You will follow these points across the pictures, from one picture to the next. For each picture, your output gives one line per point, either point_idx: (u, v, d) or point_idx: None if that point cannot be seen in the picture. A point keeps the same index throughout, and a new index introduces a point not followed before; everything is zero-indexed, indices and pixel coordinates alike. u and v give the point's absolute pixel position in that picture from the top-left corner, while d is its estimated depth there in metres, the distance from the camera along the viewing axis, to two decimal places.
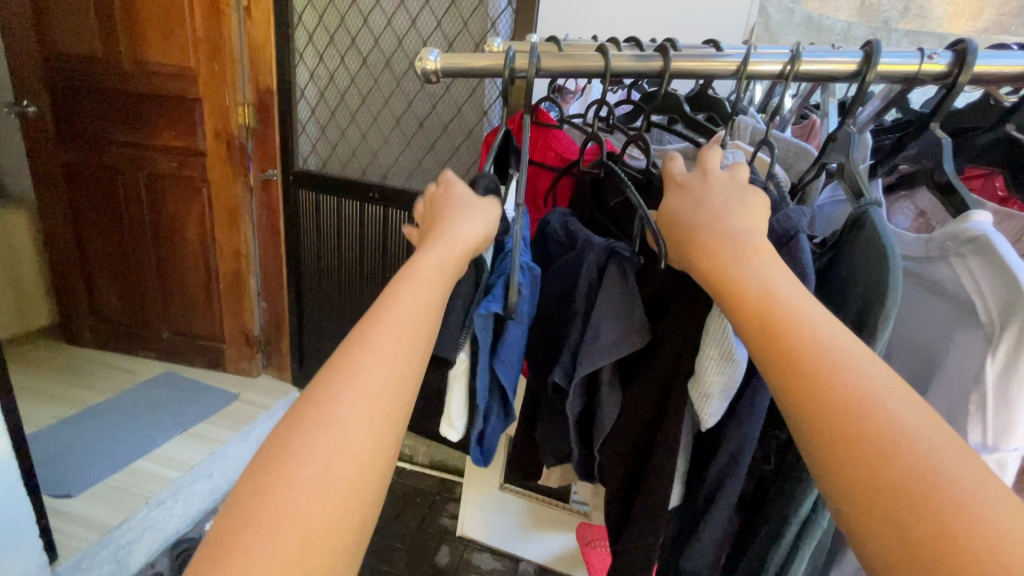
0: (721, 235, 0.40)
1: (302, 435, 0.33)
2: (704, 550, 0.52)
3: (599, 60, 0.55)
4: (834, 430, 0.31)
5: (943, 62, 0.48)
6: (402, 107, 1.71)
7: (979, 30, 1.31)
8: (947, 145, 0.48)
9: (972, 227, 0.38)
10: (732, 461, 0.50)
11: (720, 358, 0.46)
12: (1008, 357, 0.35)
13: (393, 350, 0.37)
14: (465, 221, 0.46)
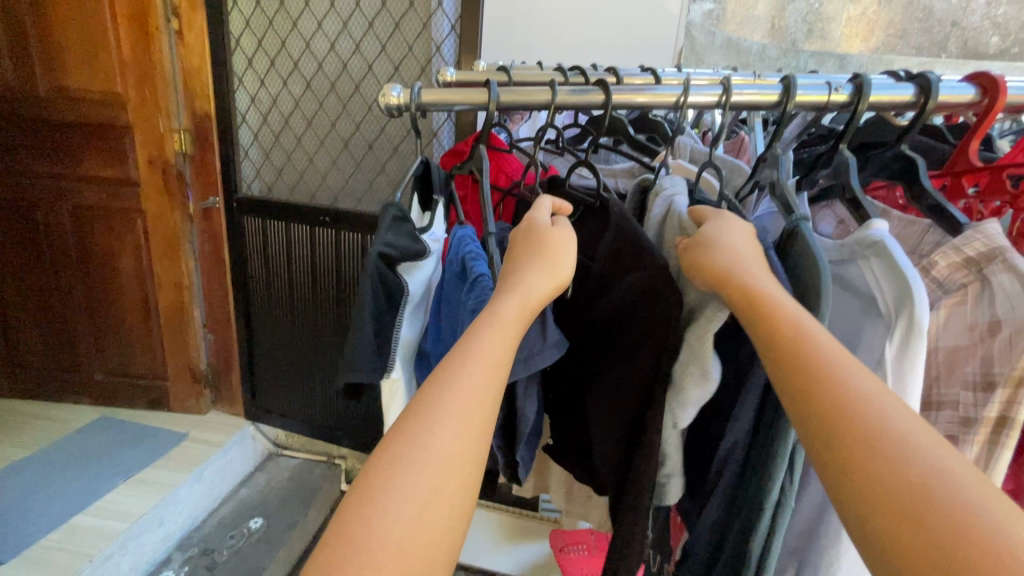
0: (747, 268, 0.46)
1: (392, 466, 0.38)
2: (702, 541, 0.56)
3: (547, 93, 0.60)
4: (853, 425, 0.33)
5: (846, 93, 0.56)
6: (349, 130, 1.71)
7: (870, 49, 1.52)
8: (853, 164, 0.55)
9: (872, 234, 0.45)
10: (727, 458, 0.52)
11: (700, 375, 0.51)
12: (903, 342, 0.41)
13: (478, 383, 0.43)
14: (554, 262, 0.53)
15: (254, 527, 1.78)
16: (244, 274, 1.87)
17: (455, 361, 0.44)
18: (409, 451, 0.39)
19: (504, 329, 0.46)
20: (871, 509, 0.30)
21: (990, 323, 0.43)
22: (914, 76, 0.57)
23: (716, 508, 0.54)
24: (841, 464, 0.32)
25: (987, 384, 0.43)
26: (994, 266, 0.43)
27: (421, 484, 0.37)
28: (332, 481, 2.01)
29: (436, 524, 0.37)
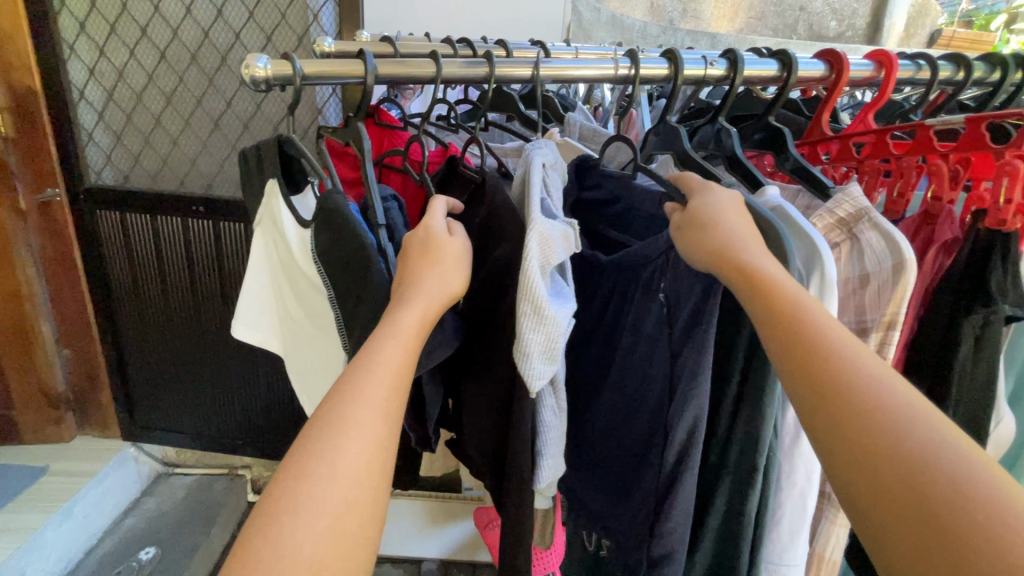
0: (737, 241, 0.44)
1: (294, 484, 0.35)
2: (681, 528, 0.52)
3: (431, 66, 0.57)
4: (866, 421, 0.35)
5: (721, 68, 0.59)
6: (219, 108, 1.53)
7: (735, 30, 1.67)
8: (732, 134, 0.58)
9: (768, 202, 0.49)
10: (691, 435, 0.50)
11: (534, 313, 0.47)
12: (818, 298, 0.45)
13: (383, 390, 0.40)
14: (447, 269, 0.50)
15: (145, 559, 1.59)
16: (104, 276, 1.62)
17: (356, 370, 0.41)
18: (317, 466, 0.36)
19: (402, 337, 0.43)
20: (868, 474, 0.34)
21: (861, 277, 0.46)
22: (776, 52, 0.61)
23: (690, 490, 0.51)
24: (855, 443, 0.35)
25: (860, 330, 0.48)
26: (862, 225, 0.46)
27: (331, 500, 0.35)
28: (236, 494, 1.85)
29: (351, 539, 0.35)
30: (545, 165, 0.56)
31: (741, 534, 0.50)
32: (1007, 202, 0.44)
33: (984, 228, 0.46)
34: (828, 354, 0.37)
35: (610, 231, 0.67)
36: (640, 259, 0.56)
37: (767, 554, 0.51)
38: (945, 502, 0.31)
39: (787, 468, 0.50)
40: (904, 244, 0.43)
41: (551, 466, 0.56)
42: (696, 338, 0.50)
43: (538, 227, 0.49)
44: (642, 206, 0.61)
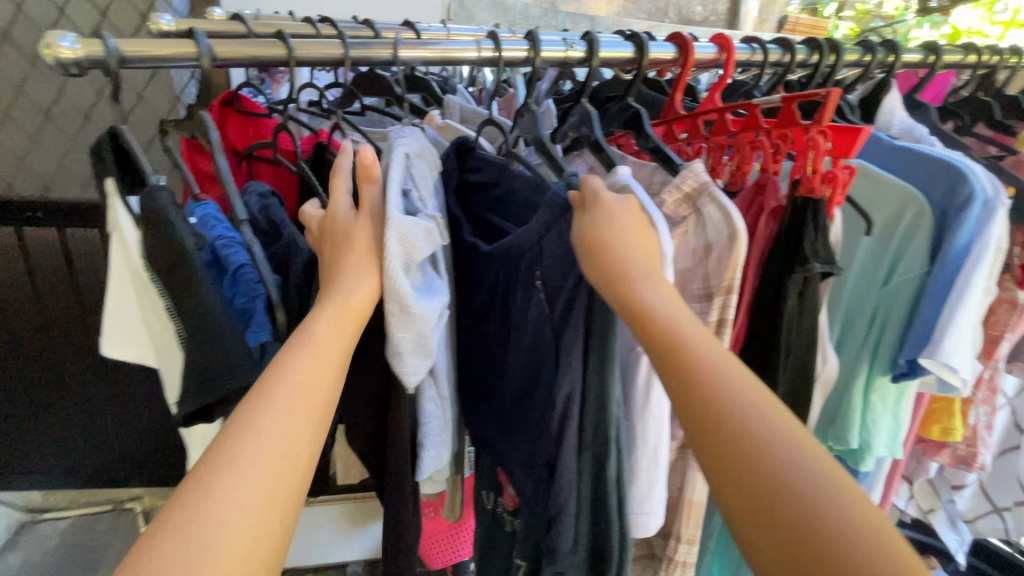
0: (622, 262, 0.43)
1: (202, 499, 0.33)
2: (567, 485, 0.54)
3: (282, 47, 0.53)
4: (733, 441, 0.36)
5: (580, 49, 0.61)
6: (50, 94, 1.31)
7: (614, 13, 1.73)
8: (594, 116, 0.60)
9: (619, 179, 0.50)
10: (569, 401, 0.52)
11: (401, 313, 0.46)
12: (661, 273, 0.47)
13: (296, 408, 0.39)
14: (358, 260, 0.48)
15: None
16: None
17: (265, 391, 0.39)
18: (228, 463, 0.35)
19: (314, 349, 0.42)
20: (735, 493, 0.35)
21: (705, 247, 0.51)
22: (630, 34, 0.64)
23: (570, 453, 0.53)
24: (728, 462, 0.35)
25: (708, 295, 0.52)
26: (703, 199, 0.50)
27: (236, 495, 0.34)
28: (123, 531, 1.65)
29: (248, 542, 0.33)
30: (408, 153, 0.54)
31: (608, 497, 0.53)
32: (815, 174, 0.51)
33: (798, 197, 0.52)
34: (704, 378, 0.38)
35: (492, 217, 0.64)
36: (515, 250, 0.54)
37: (630, 504, 0.55)
38: (793, 524, 0.32)
39: (639, 428, 0.54)
40: (739, 216, 0.48)
41: (433, 452, 0.56)
42: (569, 322, 0.52)
43: (394, 225, 0.46)
44: (519, 191, 0.58)
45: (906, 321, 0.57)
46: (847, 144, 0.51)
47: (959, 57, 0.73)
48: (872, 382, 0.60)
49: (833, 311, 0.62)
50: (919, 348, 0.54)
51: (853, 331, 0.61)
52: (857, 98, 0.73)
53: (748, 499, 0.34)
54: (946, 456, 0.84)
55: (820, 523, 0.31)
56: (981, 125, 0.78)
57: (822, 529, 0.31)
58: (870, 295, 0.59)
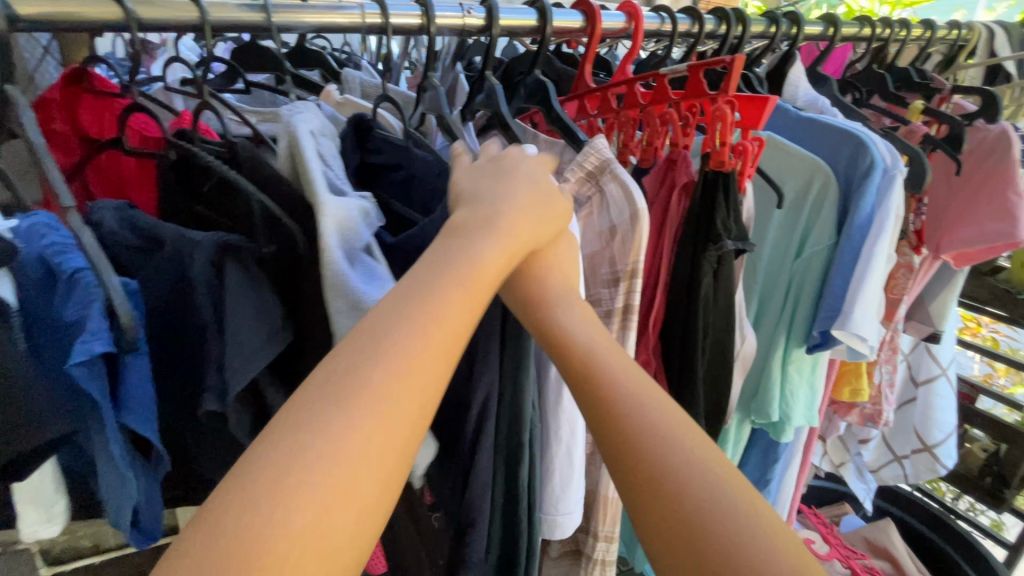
0: (538, 287, 0.41)
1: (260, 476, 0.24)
2: (483, 496, 0.49)
3: (112, 6, 0.42)
4: (649, 476, 0.31)
5: (479, 16, 0.55)
6: None
7: None
8: (498, 90, 0.55)
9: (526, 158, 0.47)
10: (484, 406, 0.48)
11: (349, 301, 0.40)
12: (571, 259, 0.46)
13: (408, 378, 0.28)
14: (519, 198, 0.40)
15: None
16: None
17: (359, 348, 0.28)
18: (308, 429, 0.25)
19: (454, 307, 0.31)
20: (656, 535, 0.30)
21: (609, 228, 0.48)
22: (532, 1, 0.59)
23: (489, 461, 0.49)
24: (648, 498, 0.31)
25: (614, 279, 0.50)
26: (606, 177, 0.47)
27: (320, 480, 0.24)
28: None
29: (332, 544, 0.24)
30: (315, 132, 0.49)
31: (518, 500, 0.50)
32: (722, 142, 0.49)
33: (709, 170, 0.50)
34: (620, 404, 0.34)
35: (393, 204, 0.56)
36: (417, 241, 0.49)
37: (541, 505, 0.53)
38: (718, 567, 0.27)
39: (554, 424, 0.52)
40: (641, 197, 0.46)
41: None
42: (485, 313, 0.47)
43: (333, 209, 0.42)
44: (421, 176, 0.53)
45: (818, 293, 0.58)
46: (756, 115, 0.50)
47: (855, 30, 0.75)
48: (789, 355, 0.60)
49: (750, 288, 0.62)
50: (831, 318, 0.54)
51: (770, 306, 0.61)
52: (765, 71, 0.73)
53: (670, 542, 0.29)
54: (855, 415, 0.89)
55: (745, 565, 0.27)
56: (876, 98, 0.81)
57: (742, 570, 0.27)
58: (783, 269, 0.60)
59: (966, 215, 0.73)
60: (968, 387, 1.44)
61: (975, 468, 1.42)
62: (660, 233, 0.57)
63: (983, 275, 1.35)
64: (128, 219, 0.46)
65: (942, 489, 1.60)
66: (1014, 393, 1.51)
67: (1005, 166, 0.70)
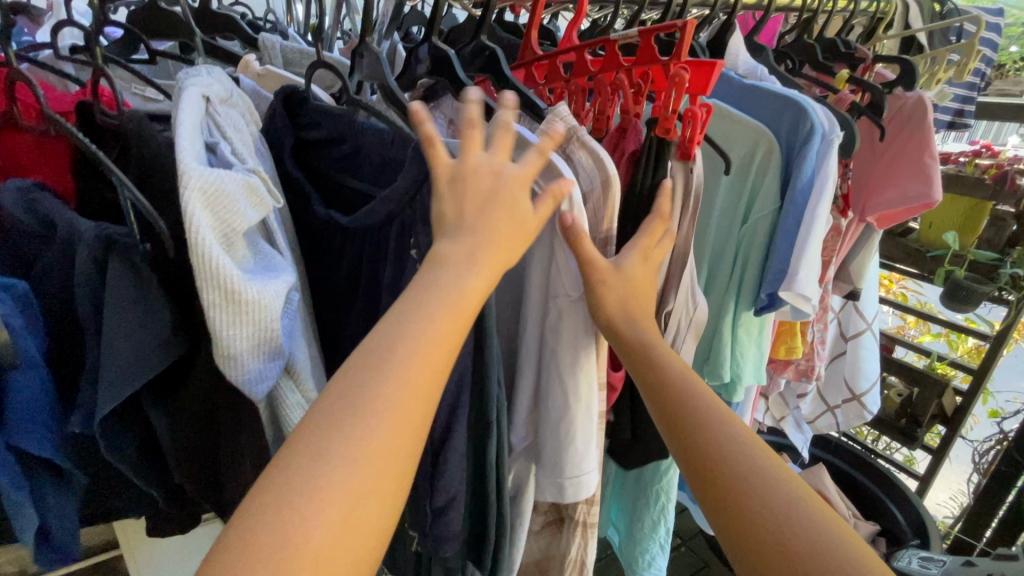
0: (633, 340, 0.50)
1: (310, 467, 0.29)
2: (455, 482, 0.47)
3: None
4: (741, 513, 0.40)
5: None
6: None
7: None
8: (453, 56, 0.50)
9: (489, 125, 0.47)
10: (454, 390, 0.46)
11: (225, 299, 0.33)
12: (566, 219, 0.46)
13: (410, 400, 0.32)
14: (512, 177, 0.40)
15: None
16: None
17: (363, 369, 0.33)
18: (319, 450, 0.30)
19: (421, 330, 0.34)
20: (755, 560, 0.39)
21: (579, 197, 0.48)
22: None
23: (460, 446, 0.47)
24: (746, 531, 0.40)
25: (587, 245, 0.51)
26: (572, 144, 0.47)
27: (341, 491, 0.29)
28: None
29: (360, 537, 0.29)
30: (208, 96, 0.40)
31: (487, 483, 0.50)
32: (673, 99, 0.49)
33: (654, 136, 0.51)
34: (716, 453, 0.44)
35: (344, 181, 0.54)
36: (384, 216, 0.46)
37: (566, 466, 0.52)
38: None
39: (574, 385, 0.51)
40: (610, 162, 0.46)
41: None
42: None
43: (197, 177, 0.32)
44: (370, 150, 0.49)
45: (764, 257, 0.59)
46: (704, 81, 0.49)
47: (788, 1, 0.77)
48: (739, 318, 0.62)
49: (703, 256, 0.64)
50: (777, 281, 0.57)
51: (721, 271, 0.63)
52: (706, 41, 0.73)
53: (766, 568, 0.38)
54: (791, 372, 0.95)
55: None
56: (806, 68, 0.85)
57: None
58: (732, 234, 0.61)
59: (888, 179, 0.79)
60: (885, 339, 1.58)
61: (891, 412, 1.58)
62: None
63: (897, 237, 1.48)
64: (31, 201, 0.41)
65: (864, 432, 1.77)
66: (923, 341, 1.68)
67: (921, 131, 0.75)
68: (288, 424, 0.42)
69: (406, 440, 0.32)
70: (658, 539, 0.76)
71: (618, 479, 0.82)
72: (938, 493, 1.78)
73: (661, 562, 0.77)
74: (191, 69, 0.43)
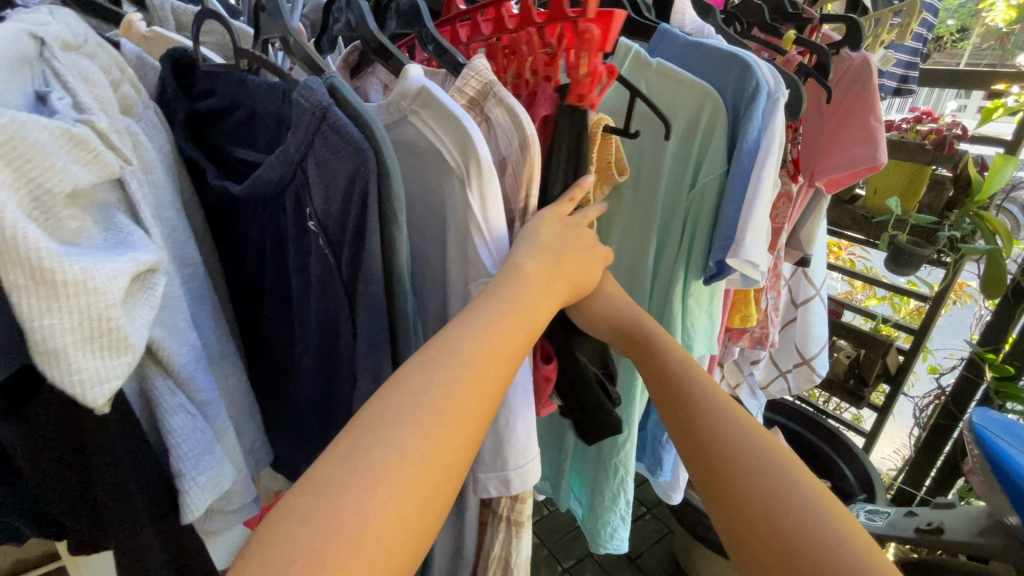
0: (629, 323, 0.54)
1: (367, 461, 0.32)
2: None
3: None
4: (719, 468, 0.43)
5: None
6: None
7: None
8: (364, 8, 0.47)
9: (411, 82, 0.41)
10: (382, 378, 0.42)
11: (31, 280, 0.27)
12: (479, 184, 0.41)
13: (452, 408, 0.35)
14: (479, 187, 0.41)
15: None
16: None
17: (411, 375, 0.36)
18: (369, 452, 0.32)
19: (454, 350, 0.38)
20: (731, 514, 0.41)
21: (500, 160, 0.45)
22: None
23: None
24: (725, 487, 0.42)
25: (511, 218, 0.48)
26: (488, 102, 0.44)
27: (391, 484, 0.32)
28: None
29: (406, 534, 0.31)
30: (40, 36, 0.34)
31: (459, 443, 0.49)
32: (586, 90, 0.45)
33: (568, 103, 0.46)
34: (700, 414, 0.47)
35: (237, 151, 0.47)
36: (271, 185, 0.39)
37: (489, 463, 0.49)
38: (793, 550, 0.38)
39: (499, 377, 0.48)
40: (529, 121, 0.43)
41: (205, 477, 0.39)
42: (355, 278, 0.38)
43: None
44: (260, 108, 0.42)
45: (715, 222, 0.58)
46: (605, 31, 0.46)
47: None
48: (688, 287, 0.61)
49: (651, 227, 0.62)
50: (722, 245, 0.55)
51: (671, 238, 0.61)
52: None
53: (742, 524, 0.40)
54: (746, 340, 0.96)
55: (811, 546, 0.37)
56: (755, 30, 0.83)
57: (802, 548, 0.37)
58: (680, 201, 0.60)
59: (836, 143, 0.78)
60: (835, 303, 1.63)
61: (840, 373, 1.64)
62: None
63: (845, 202, 1.51)
64: None
65: (816, 394, 1.84)
66: (869, 305, 1.74)
67: (866, 94, 0.75)
68: (166, 428, 0.37)
69: (420, 435, 0.34)
70: (619, 511, 0.75)
71: (578, 454, 0.81)
72: (883, 448, 1.88)
73: (624, 533, 0.76)
74: (46, 10, 0.38)
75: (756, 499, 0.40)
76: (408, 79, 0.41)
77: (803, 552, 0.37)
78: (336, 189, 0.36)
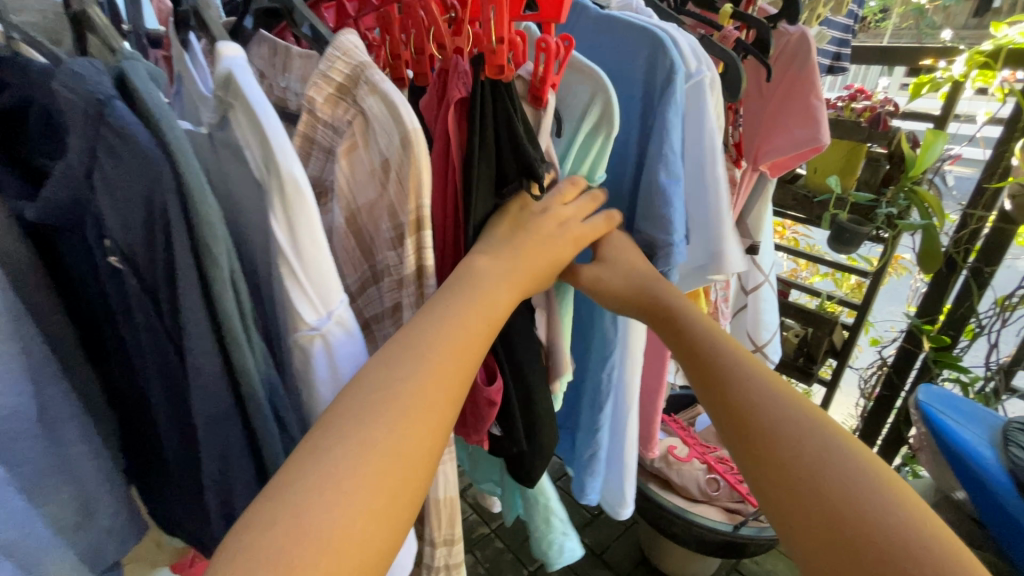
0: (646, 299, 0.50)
1: (286, 531, 0.28)
2: None
3: None
4: (761, 448, 0.39)
5: None
6: None
7: None
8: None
9: (220, 67, 0.37)
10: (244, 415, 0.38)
11: None
12: (284, 211, 0.36)
13: (367, 466, 0.31)
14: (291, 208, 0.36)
15: None
16: None
17: (342, 427, 0.33)
18: (292, 515, 0.29)
19: (379, 400, 0.34)
20: (780, 499, 0.37)
21: (383, 164, 0.41)
22: None
23: None
24: (772, 469, 0.38)
25: (399, 235, 0.44)
26: (363, 89, 0.41)
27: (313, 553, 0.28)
28: None
29: None
30: None
31: None
32: (505, 61, 0.40)
33: (484, 79, 0.41)
34: (731, 389, 0.42)
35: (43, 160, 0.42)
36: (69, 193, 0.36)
37: None
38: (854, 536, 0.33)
39: None
40: (410, 114, 0.38)
41: None
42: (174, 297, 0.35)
43: None
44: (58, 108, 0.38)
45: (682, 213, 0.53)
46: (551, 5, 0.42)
47: None
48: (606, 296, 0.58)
49: None
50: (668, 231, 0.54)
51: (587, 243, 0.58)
52: None
53: (795, 511, 0.36)
54: None
55: (875, 534, 0.33)
56: (689, 5, 0.78)
57: (868, 536, 0.33)
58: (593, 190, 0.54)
59: (776, 125, 0.74)
60: (781, 284, 1.64)
61: (790, 352, 1.65)
62: (447, 174, 0.46)
63: (787, 182, 1.51)
64: None
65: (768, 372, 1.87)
66: (813, 282, 1.77)
67: (805, 73, 0.71)
68: None
69: (350, 492, 0.30)
70: (558, 528, 0.70)
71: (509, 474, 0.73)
72: None
73: (570, 547, 0.71)
74: None
75: (805, 479, 0.36)
76: (223, 60, 0.38)
77: (869, 542, 0.33)
78: (135, 214, 0.34)
